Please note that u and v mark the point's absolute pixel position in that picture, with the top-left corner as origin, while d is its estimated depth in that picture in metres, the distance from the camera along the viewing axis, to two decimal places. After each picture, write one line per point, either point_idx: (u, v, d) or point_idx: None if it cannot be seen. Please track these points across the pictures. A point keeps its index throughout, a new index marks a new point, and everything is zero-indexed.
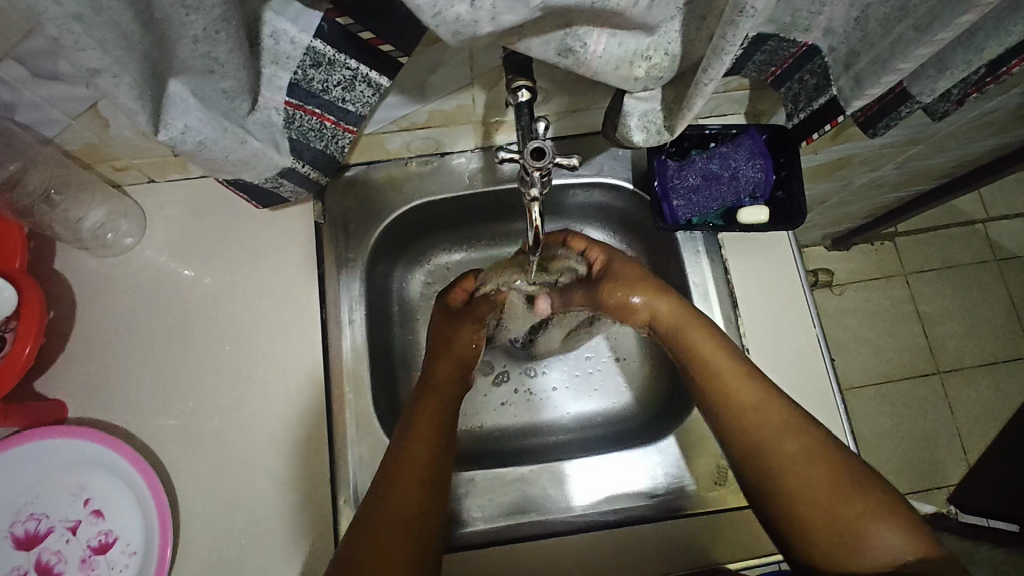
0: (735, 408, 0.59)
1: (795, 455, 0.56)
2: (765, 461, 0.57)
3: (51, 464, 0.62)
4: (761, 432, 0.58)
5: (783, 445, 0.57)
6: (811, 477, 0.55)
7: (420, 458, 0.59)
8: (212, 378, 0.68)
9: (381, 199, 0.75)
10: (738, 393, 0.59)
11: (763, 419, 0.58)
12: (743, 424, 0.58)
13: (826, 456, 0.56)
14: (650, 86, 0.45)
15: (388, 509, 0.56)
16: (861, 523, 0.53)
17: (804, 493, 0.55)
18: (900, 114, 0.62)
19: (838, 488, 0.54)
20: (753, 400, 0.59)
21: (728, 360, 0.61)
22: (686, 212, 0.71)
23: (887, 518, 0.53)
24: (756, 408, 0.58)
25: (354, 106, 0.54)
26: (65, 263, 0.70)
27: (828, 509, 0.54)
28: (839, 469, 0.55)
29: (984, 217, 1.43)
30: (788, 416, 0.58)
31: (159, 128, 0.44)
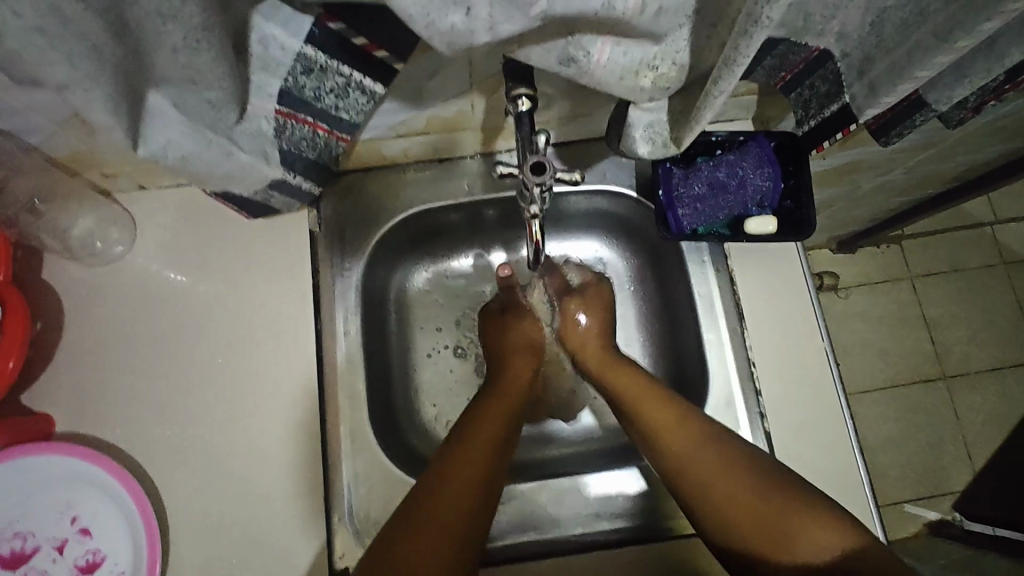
0: (649, 428, 0.62)
1: (713, 465, 0.57)
2: (688, 475, 0.58)
3: (37, 481, 0.61)
4: (680, 447, 0.59)
5: (701, 459, 0.58)
6: (731, 487, 0.56)
7: (472, 459, 0.58)
8: (203, 391, 0.66)
9: (378, 206, 0.73)
10: (648, 413, 0.62)
11: (682, 432, 0.60)
12: (666, 446, 0.60)
13: (745, 462, 0.57)
14: (656, 97, 0.43)
15: (438, 505, 0.54)
16: (790, 526, 0.53)
17: (730, 501, 0.55)
18: (914, 122, 0.60)
19: (758, 496, 0.55)
20: (661, 415, 0.62)
21: (644, 390, 0.64)
22: (691, 222, 0.69)
23: (811, 517, 0.53)
24: (672, 426, 0.60)
25: (348, 114, 0.52)
26: (53, 272, 0.68)
27: (751, 510, 0.54)
28: (761, 470, 0.57)
29: (993, 220, 1.40)
30: (704, 433, 0.60)
31: (138, 144, 0.45)
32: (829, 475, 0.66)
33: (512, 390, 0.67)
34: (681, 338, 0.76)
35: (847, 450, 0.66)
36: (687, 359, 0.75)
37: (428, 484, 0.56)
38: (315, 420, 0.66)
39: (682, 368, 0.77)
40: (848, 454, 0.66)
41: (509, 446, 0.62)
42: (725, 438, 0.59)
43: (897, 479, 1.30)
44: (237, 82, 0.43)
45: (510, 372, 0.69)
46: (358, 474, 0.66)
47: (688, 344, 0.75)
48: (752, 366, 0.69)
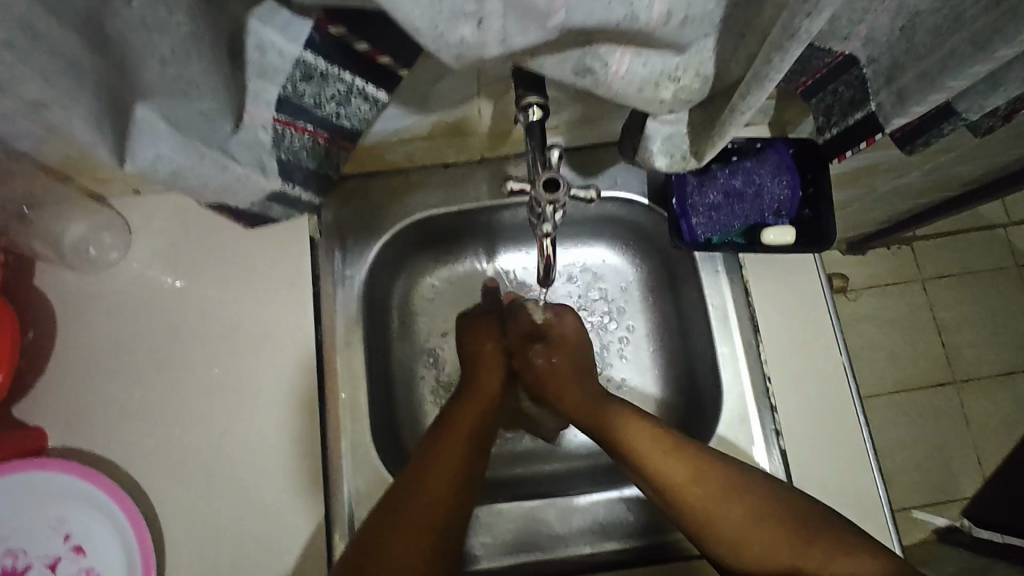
0: (655, 476, 0.59)
1: (741, 520, 0.56)
2: (720, 534, 0.57)
3: (28, 497, 0.59)
4: (702, 503, 0.57)
5: (731, 517, 0.57)
6: (752, 528, 0.56)
7: (449, 462, 0.60)
8: (200, 403, 0.64)
9: (380, 211, 0.70)
10: (669, 471, 0.59)
11: (702, 490, 0.58)
12: (685, 495, 0.58)
13: (769, 509, 0.56)
14: (676, 109, 0.40)
15: (422, 497, 0.56)
16: (826, 563, 0.53)
17: (766, 554, 0.55)
18: (942, 131, 0.56)
19: (783, 533, 0.55)
20: (665, 460, 0.59)
21: (662, 448, 0.60)
22: (705, 231, 0.67)
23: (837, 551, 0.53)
24: (694, 484, 0.58)
25: (349, 121, 0.49)
26: (45, 280, 0.66)
27: (784, 559, 0.55)
28: (783, 515, 0.56)
29: (1006, 221, 1.37)
30: (724, 482, 0.58)
31: (125, 158, 0.41)
32: (845, 494, 0.64)
33: (484, 382, 0.70)
34: (692, 349, 0.74)
35: (864, 468, 0.64)
36: (698, 371, 0.73)
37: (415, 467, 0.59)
38: (315, 434, 0.64)
39: (693, 379, 0.74)
40: (865, 472, 0.64)
41: (489, 429, 0.66)
42: (743, 474, 0.58)
43: (906, 485, 1.28)
44: (231, 90, 0.41)
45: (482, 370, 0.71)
46: (358, 489, 0.64)
47: (700, 355, 0.73)
48: (767, 380, 0.67)
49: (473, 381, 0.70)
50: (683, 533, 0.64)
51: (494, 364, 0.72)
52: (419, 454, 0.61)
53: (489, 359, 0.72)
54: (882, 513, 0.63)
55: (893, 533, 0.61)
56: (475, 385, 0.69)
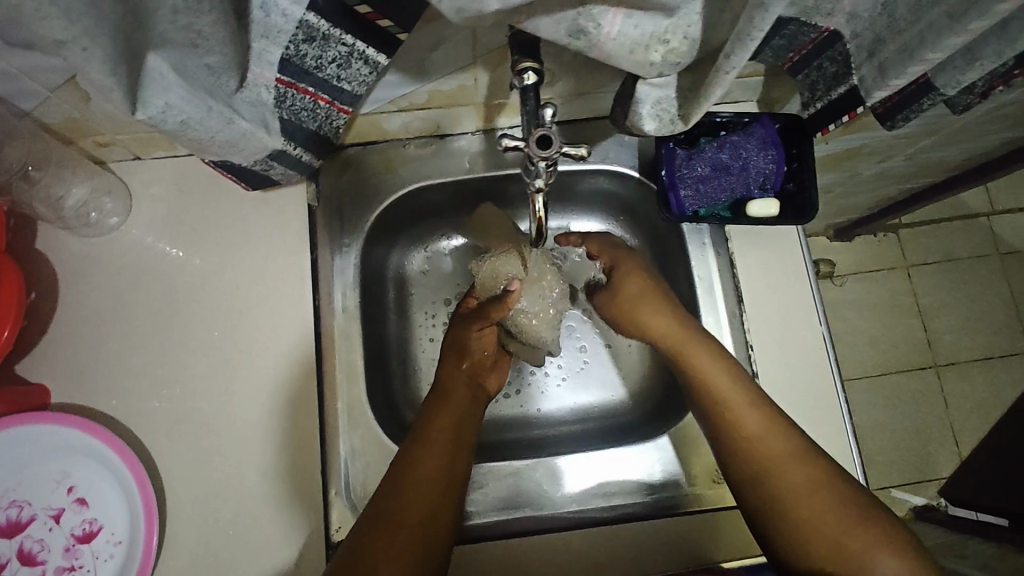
0: (742, 434, 0.58)
1: (815, 502, 0.54)
2: (771, 489, 0.56)
3: (32, 451, 0.60)
4: (775, 470, 0.56)
5: (804, 498, 0.54)
6: (812, 508, 0.54)
7: (433, 454, 0.58)
8: (200, 363, 0.66)
9: (376, 180, 0.72)
10: (756, 433, 0.57)
11: (789, 466, 0.56)
12: (761, 464, 0.56)
13: (828, 485, 0.55)
14: (665, 72, 0.42)
15: (407, 512, 0.54)
16: (868, 552, 0.51)
17: (823, 532, 0.53)
18: (921, 107, 0.59)
19: (833, 515, 0.53)
20: (754, 426, 0.58)
21: (758, 410, 0.58)
22: (692, 203, 0.69)
23: (887, 546, 0.51)
24: (770, 444, 0.57)
25: (350, 85, 0.51)
26: (47, 243, 0.67)
27: (836, 540, 0.52)
28: (845, 500, 0.54)
29: (989, 211, 1.40)
30: (795, 451, 0.56)
31: (137, 107, 0.42)
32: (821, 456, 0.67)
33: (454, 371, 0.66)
34: None
35: (840, 434, 0.67)
36: None
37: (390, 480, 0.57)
38: (313, 396, 0.66)
39: None
40: (841, 435, 0.67)
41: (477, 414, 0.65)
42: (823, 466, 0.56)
43: (885, 465, 1.32)
44: (237, 48, 0.43)
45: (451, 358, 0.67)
46: (355, 449, 0.66)
47: None
48: (750, 349, 0.69)
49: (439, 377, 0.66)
50: (667, 493, 0.67)
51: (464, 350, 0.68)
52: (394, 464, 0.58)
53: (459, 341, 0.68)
54: (856, 474, 0.66)
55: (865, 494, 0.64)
56: (448, 370, 0.66)
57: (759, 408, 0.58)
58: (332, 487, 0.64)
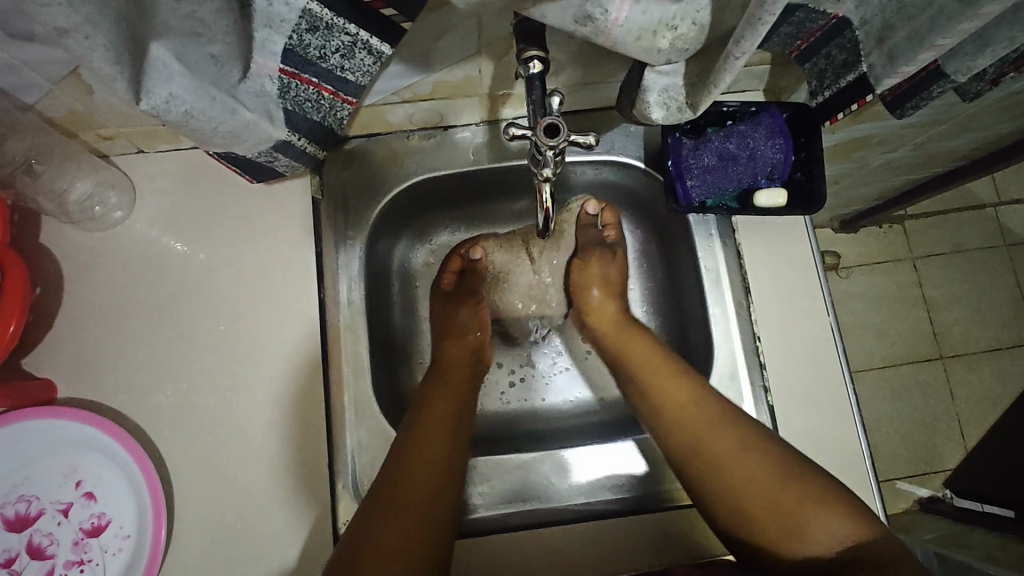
0: (671, 409, 0.61)
1: (748, 467, 0.56)
2: (701, 461, 0.58)
3: (40, 445, 0.60)
4: (709, 441, 0.59)
5: (742, 464, 0.57)
6: (745, 473, 0.56)
7: (433, 443, 0.60)
8: (206, 357, 0.66)
9: (380, 173, 0.72)
10: (681, 407, 0.61)
11: (719, 435, 0.58)
12: (696, 438, 0.59)
13: (755, 448, 0.57)
14: (672, 59, 0.42)
15: (406, 499, 0.56)
16: (799, 510, 0.53)
17: (758, 496, 0.55)
18: (930, 94, 0.58)
19: (765, 479, 0.55)
20: (688, 402, 0.61)
21: (683, 386, 0.62)
22: (699, 194, 0.69)
23: (822, 502, 0.53)
24: (695, 417, 0.60)
25: (354, 75, 0.50)
26: (52, 237, 0.67)
27: (772, 502, 0.54)
28: (775, 464, 0.56)
29: (996, 201, 1.39)
30: (725, 422, 0.59)
31: (140, 96, 0.42)
32: (828, 447, 0.66)
33: (452, 364, 0.70)
34: (685, 313, 0.76)
35: (848, 425, 0.66)
36: (692, 334, 0.75)
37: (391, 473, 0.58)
38: (319, 390, 0.65)
39: (687, 342, 0.77)
40: (850, 427, 0.66)
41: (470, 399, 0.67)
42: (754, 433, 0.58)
43: (890, 457, 1.31)
44: (240, 37, 0.43)
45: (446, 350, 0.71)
46: (361, 443, 0.66)
47: (693, 318, 0.75)
48: (757, 340, 0.69)
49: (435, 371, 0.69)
50: (669, 485, 0.67)
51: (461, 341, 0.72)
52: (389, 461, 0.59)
53: (458, 333, 0.73)
54: (864, 465, 0.65)
55: (873, 484, 0.63)
56: (447, 352, 0.71)
57: (691, 386, 0.62)
58: (340, 481, 0.64)
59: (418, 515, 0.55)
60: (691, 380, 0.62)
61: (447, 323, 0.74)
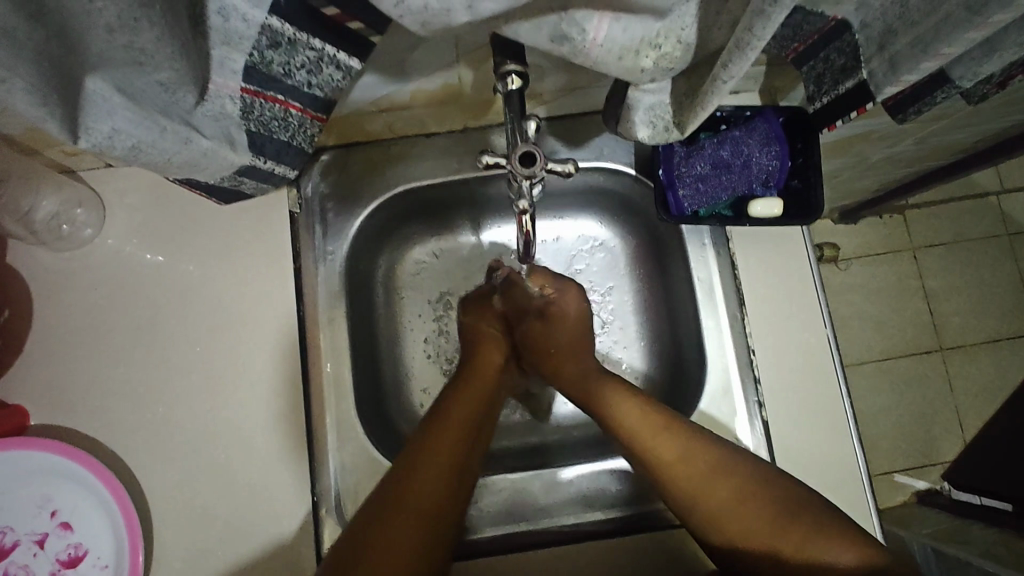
0: (661, 470, 0.58)
1: (751, 518, 0.54)
2: (704, 513, 0.56)
3: (11, 476, 0.59)
4: (706, 493, 0.56)
5: (736, 513, 0.54)
6: (751, 523, 0.54)
7: (449, 440, 0.59)
8: (182, 380, 0.64)
9: (359, 182, 0.69)
10: (668, 458, 0.57)
11: (717, 488, 0.55)
12: (694, 492, 0.56)
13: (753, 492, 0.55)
14: (657, 78, 0.39)
15: (415, 489, 0.55)
16: (808, 549, 0.51)
17: (764, 539, 0.53)
18: (934, 99, 0.55)
19: (769, 521, 0.53)
20: (679, 457, 0.57)
21: (667, 441, 0.58)
22: (692, 203, 0.66)
23: (829, 537, 0.51)
24: (686, 465, 0.57)
25: (322, 91, 0.47)
26: (19, 259, 0.64)
27: (779, 543, 0.52)
28: (775, 504, 0.54)
29: (999, 189, 1.36)
30: (719, 467, 0.56)
31: (79, 135, 0.39)
32: (825, 462, 0.64)
33: (481, 374, 0.67)
34: (678, 322, 0.74)
35: (845, 439, 0.65)
36: (685, 346, 0.73)
37: (402, 466, 0.56)
38: (300, 410, 0.64)
39: (680, 352, 0.74)
40: (845, 443, 0.65)
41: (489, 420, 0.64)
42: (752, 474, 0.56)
43: (889, 453, 1.30)
44: (193, 60, 0.40)
45: (479, 360, 0.68)
46: (344, 464, 0.64)
47: (686, 328, 0.73)
48: (751, 354, 0.67)
49: (466, 373, 0.67)
50: (666, 505, 0.65)
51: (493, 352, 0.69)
52: (397, 466, 0.57)
53: (489, 347, 0.69)
54: (862, 480, 0.63)
55: (872, 504, 0.61)
56: (478, 362, 0.68)
57: (681, 442, 0.58)
58: (323, 505, 0.62)
59: (424, 519, 0.53)
60: (672, 428, 0.59)
61: (471, 330, 0.70)
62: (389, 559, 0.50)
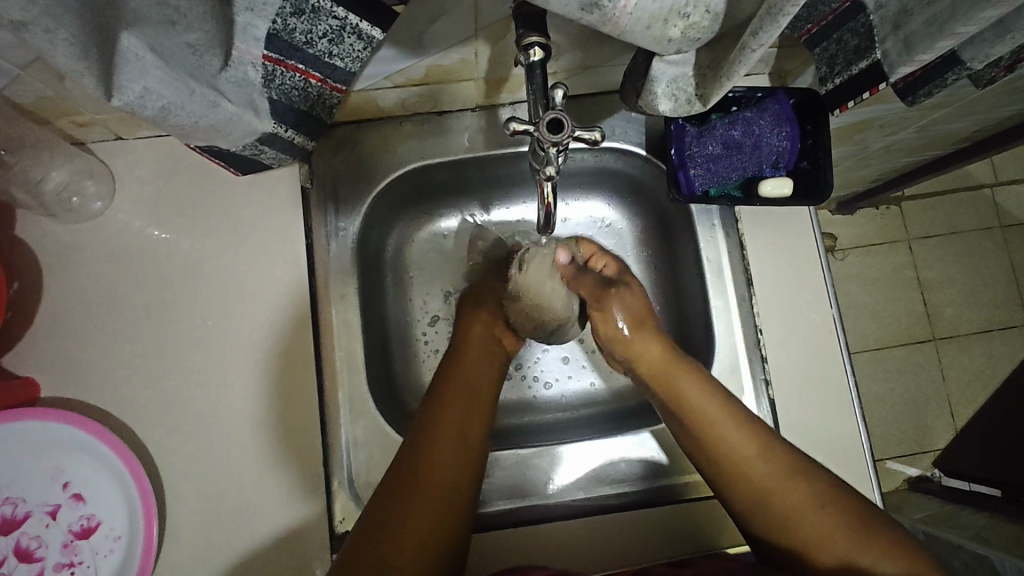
0: (729, 459, 0.56)
1: (798, 499, 0.54)
2: (765, 506, 0.55)
3: (24, 446, 0.59)
4: (771, 492, 0.55)
5: (800, 514, 0.53)
6: (813, 526, 0.53)
7: (441, 471, 0.55)
8: (194, 353, 0.64)
9: (371, 160, 0.69)
10: (734, 446, 0.56)
11: (765, 473, 0.55)
12: (756, 486, 0.55)
13: (820, 498, 0.53)
14: (683, 48, 0.40)
15: (404, 526, 0.52)
16: (868, 563, 0.51)
17: (820, 547, 0.52)
18: (945, 81, 0.55)
19: (829, 526, 0.52)
20: (745, 450, 0.56)
21: (737, 432, 0.57)
22: (702, 182, 0.67)
23: (889, 553, 0.51)
24: (754, 464, 0.55)
25: (343, 61, 0.47)
26: (29, 231, 0.64)
27: (837, 551, 0.52)
28: (837, 511, 0.53)
29: (993, 182, 1.38)
30: (786, 468, 0.55)
31: (112, 93, 0.39)
32: (829, 439, 0.66)
33: (467, 377, 0.63)
34: (685, 304, 0.75)
35: (849, 416, 0.66)
36: (691, 326, 0.74)
37: (387, 519, 0.52)
38: (313, 384, 0.64)
39: (687, 333, 0.75)
40: (850, 421, 0.66)
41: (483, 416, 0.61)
42: (806, 471, 0.55)
43: (882, 439, 1.32)
44: (219, 23, 0.40)
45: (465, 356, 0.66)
46: (356, 439, 0.65)
47: (693, 309, 0.74)
48: (759, 332, 0.68)
49: (435, 403, 0.60)
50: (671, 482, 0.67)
51: (482, 368, 0.65)
52: (391, 482, 0.55)
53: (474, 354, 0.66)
54: (863, 458, 0.65)
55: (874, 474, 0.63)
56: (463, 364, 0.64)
57: (742, 425, 0.57)
58: (335, 479, 0.63)
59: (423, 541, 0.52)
60: (746, 422, 0.57)
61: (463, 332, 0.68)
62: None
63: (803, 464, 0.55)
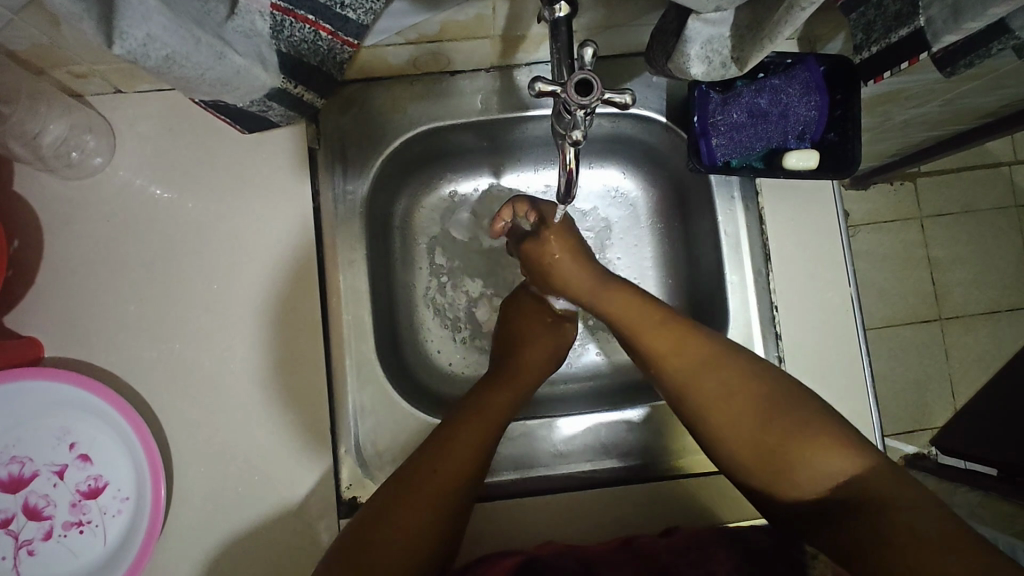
0: (659, 354, 0.58)
1: (720, 388, 0.55)
2: (692, 400, 0.56)
3: (30, 405, 0.59)
4: (697, 384, 0.55)
5: (724, 402, 0.54)
6: (735, 418, 0.53)
7: (464, 456, 0.56)
8: (198, 317, 0.63)
9: (379, 120, 0.66)
10: (659, 342, 0.58)
11: (713, 380, 0.55)
12: (685, 382, 0.56)
13: (746, 389, 0.54)
14: (723, 7, 0.37)
15: (417, 495, 0.53)
16: (798, 455, 0.50)
17: (748, 440, 0.52)
18: (989, 51, 0.53)
19: (755, 417, 0.52)
20: (673, 346, 0.57)
21: (666, 331, 0.58)
22: (724, 153, 0.64)
23: (820, 443, 0.49)
24: (684, 359, 0.57)
25: (354, 13, 0.43)
26: (29, 186, 0.62)
27: (763, 441, 0.51)
28: (763, 404, 0.53)
29: (1011, 160, 1.35)
30: (714, 359, 0.56)
31: (113, 41, 0.38)
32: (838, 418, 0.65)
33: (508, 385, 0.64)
34: (698, 278, 0.74)
35: (862, 399, 0.65)
36: (704, 301, 0.73)
37: (395, 490, 0.53)
38: (319, 350, 0.63)
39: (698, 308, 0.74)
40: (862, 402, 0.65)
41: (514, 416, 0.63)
42: (760, 379, 0.54)
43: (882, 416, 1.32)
44: None
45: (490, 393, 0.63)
46: (364, 406, 0.65)
47: (707, 283, 0.72)
48: (775, 310, 0.66)
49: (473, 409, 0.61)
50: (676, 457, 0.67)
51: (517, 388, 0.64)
52: (413, 462, 0.56)
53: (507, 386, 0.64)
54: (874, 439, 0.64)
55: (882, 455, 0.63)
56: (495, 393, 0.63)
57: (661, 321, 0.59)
58: (342, 445, 0.63)
59: (433, 512, 0.53)
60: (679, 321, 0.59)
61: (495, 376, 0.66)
62: (376, 539, 0.50)
63: (760, 373, 0.55)
